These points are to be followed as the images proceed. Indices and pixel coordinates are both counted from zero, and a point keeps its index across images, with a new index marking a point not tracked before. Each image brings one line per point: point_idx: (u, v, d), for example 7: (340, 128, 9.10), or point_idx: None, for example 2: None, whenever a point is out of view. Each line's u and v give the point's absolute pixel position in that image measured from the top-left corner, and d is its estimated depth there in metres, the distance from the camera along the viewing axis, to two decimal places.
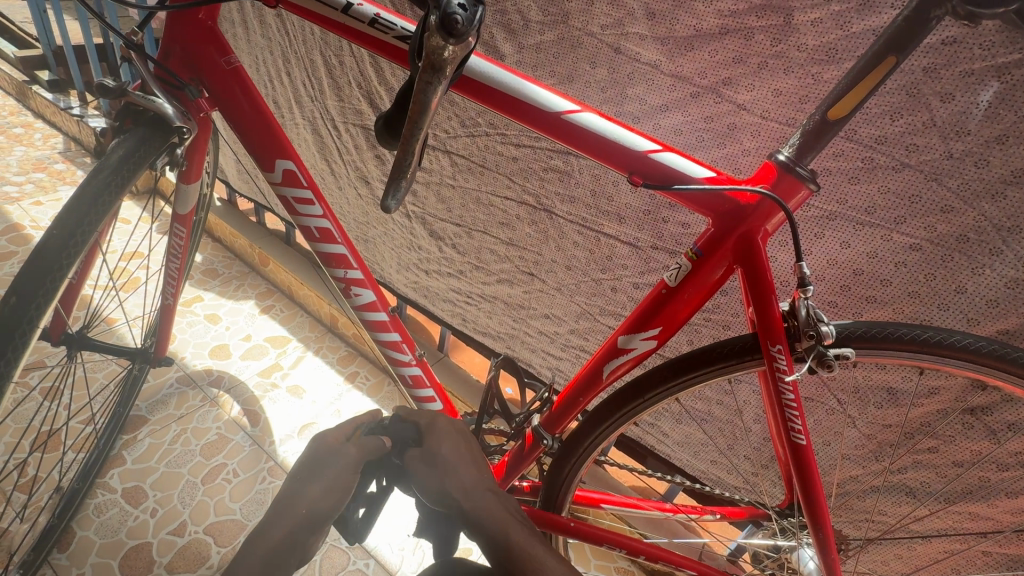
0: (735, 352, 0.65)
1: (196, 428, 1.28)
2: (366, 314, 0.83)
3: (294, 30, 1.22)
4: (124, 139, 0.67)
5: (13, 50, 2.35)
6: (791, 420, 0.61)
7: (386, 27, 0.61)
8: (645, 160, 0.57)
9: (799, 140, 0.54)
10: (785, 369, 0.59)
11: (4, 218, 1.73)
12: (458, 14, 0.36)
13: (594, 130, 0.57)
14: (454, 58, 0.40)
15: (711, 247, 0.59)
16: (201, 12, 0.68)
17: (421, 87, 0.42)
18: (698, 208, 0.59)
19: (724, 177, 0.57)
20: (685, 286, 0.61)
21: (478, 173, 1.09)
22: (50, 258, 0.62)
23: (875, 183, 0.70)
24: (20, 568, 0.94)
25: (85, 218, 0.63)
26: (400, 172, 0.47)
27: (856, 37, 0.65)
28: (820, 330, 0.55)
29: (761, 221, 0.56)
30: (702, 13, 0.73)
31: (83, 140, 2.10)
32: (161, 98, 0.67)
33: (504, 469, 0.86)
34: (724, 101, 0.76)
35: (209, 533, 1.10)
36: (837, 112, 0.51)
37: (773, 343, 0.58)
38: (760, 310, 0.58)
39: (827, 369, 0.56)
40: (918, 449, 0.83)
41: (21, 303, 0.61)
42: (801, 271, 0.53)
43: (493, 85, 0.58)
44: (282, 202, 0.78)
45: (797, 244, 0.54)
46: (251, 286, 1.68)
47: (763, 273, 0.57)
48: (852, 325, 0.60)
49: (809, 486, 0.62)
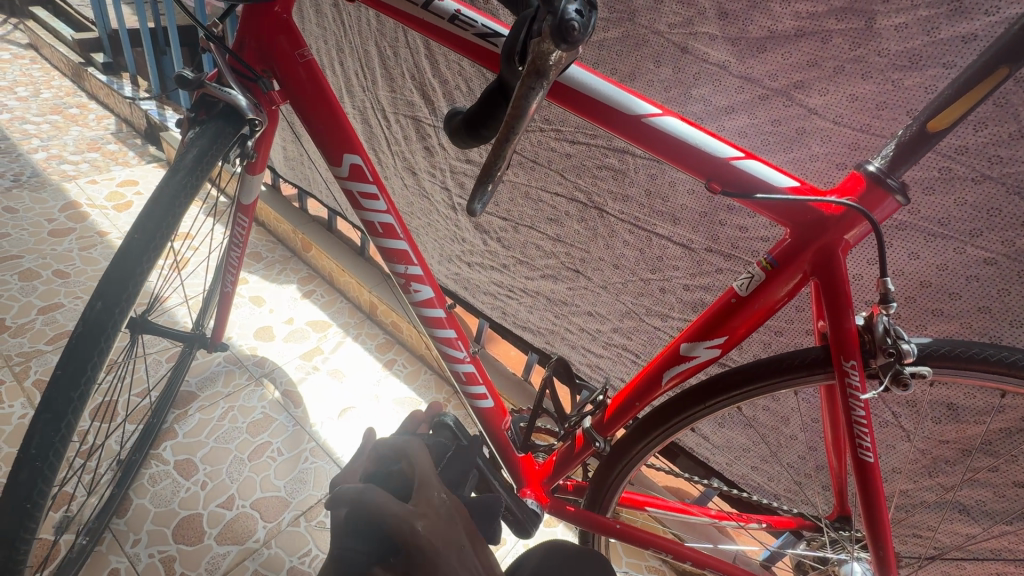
0: (803, 365, 0.65)
1: (242, 406, 1.32)
2: (424, 310, 0.85)
3: (351, 20, 1.24)
4: (199, 133, 0.69)
5: (71, 33, 2.44)
6: (860, 437, 0.61)
7: (467, 24, 0.63)
8: (725, 167, 0.59)
9: (892, 152, 0.55)
10: (858, 386, 0.60)
11: (63, 195, 1.80)
12: (574, 20, 0.37)
13: (675, 134, 0.59)
14: (558, 63, 0.41)
15: (787, 258, 0.60)
16: (276, 5, 0.69)
17: (523, 92, 0.42)
18: (776, 217, 0.60)
19: (807, 187, 0.58)
20: (756, 296, 0.63)
21: (529, 168, 1.09)
22: (132, 262, 0.64)
23: (952, 195, 0.68)
24: (88, 535, 0.99)
25: (160, 224, 0.66)
26: (489, 176, 0.47)
27: (942, 44, 0.63)
28: (900, 347, 0.56)
29: (842, 233, 0.57)
30: (779, 14, 0.72)
31: (134, 122, 2.17)
32: (234, 90, 0.69)
33: (552, 468, 0.89)
34: (795, 105, 0.75)
35: (255, 508, 1.15)
36: (938, 123, 0.52)
37: (847, 357, 0.59)
38: (835, 324, 0.59)
39: (903, 388, 0.58)
40: (976, 467, 0.81)
41: (106, 310, 0.63)
42: (885, 288, 0.54)
43: (584, 91, 0.60)
44: (346, 197, 0.80)
45: (883, 260, 0.55)
46: (293, 270, 1.71)
47: (839, 287, 0.58)
48: (934, 344, 0.60)
49: (873, 504, 0.62)
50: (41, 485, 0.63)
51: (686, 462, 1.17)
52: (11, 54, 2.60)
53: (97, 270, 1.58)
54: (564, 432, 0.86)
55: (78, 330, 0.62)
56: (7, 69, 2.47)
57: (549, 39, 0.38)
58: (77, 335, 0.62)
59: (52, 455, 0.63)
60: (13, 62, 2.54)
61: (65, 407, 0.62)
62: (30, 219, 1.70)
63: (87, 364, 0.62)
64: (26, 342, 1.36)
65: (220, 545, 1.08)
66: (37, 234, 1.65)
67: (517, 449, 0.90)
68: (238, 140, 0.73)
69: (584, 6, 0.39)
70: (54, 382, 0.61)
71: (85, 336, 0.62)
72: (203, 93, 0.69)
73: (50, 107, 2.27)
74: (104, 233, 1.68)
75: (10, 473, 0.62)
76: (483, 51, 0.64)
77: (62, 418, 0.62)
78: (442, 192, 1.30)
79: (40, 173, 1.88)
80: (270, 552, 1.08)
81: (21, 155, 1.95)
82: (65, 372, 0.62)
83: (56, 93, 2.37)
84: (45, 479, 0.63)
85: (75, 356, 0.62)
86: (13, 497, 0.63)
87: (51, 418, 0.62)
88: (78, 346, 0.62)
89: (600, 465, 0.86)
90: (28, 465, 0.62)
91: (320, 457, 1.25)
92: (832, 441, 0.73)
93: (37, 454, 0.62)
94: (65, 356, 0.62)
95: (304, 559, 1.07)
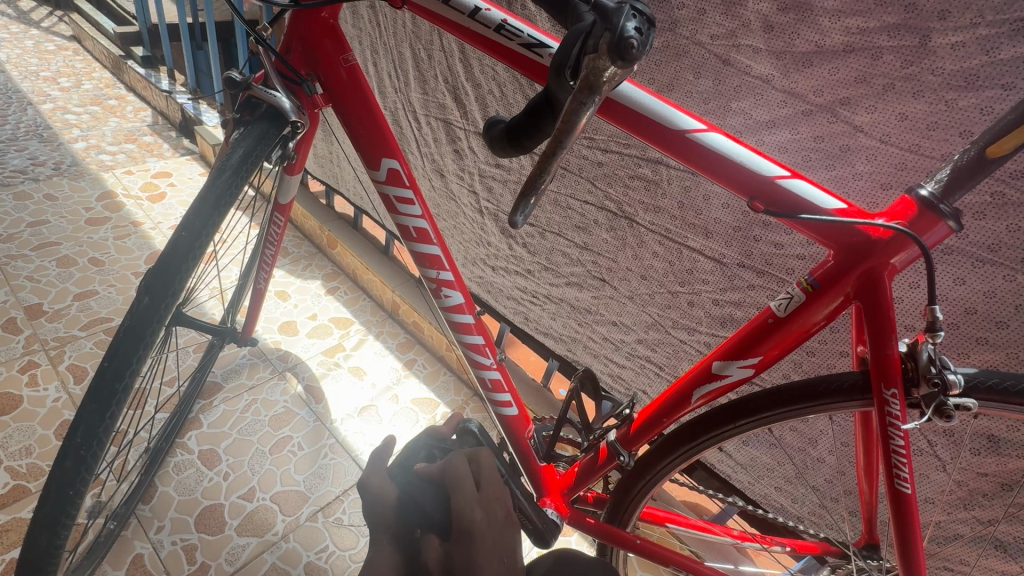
0: (843, 389, 0.63)
1: (265, 399, 1.34)
2: (453, 316, 0.85)
3: (387, 22, 1.25)
4: (244, 134, 0.70)
5: (113, 27, 2.51)
6: (897, 467, 0.59)
7: (513, 34, 0.63)
8: (771, 185, 0.57)
9: (948, 176, 0.53)
10: (898, 415, 0.58)
11: (100, 184, 1.85)
12: (633, 38, 0.38)
13: (719, 150, 0.58)
14: (612, 79, 0.41)
15: (829, 280, 0.58)
16: (323, 11, 0.70)
17: (573, 107, 0.42)
18: (821, 239, 0.58)
19: (855, 210, 0.56)
20: (793, 317, 0.61)
21: (559, 174, 1.09)
22: (177, 262, 0.66)
23: (1003, 221, 0.66)
24: (115, 519, 1.02)
25: (205, 224, 0.67)
26: (533, 190, 0.47)
27: (1002, 65, 0.61)
28: (945, 378, 0.54)
29: (889, 256, 0.55)
30: (827, 28, 0.70)
31: (170, 115, 2.22)
32: (278, 92, 0.69)
33: (573, 478, 0.88)
34: (840, 122, 0.73)
35: (276, 501, 1.16)
36: (997, 149, 0.50)
37: (888, 385, 0.57)
38: (878, 352, 0.57)
39: (946, 419, 0.55)
40: (1016, 502, 0.78)
41: (152, 306, 0.65)
42: (932, 315, 0.52)
43: (632, 105, 0.60)
44: (382, 200, 0.81)
45: (931, 286, 0.53)
46: (318, 266, 1.73)
47: (884, 314, 0.56)
48: (980, 374, 0.58)
49: (908, 537, 0.60)
50: (83, 473, 0.66)
51: (706, 477, 1.15)
52: (56, 45, 2.68)
53: (130, 259, 1.62)
54: (587, 443, 0.85)
55: (127, 321, 0.64)
56: (52, 60, 2.55)
57: (607, 56, 0.39)
58: (124, 329, 0.64)
59: (95, 446, 0.66)
60: (58, 53, 2.62)
61: (110, 399, 0.64)
62: (69, 207, 1.75)
63: (132, 359, 0.64)
64: (62, 327, 1.40)
65: (240, 536, 1.10)
66: (75, 222, 1.70)
67: (539, 458, 0.90)
68: (280, 141, 0.74)
69: (643, 24, 0.39)
70: (100, 374, 0.64)
71: (132, 332, 0.64)
72: (250, 94, 0.71)
73: (90, 98, 2.33)
74: (138, 223, 1.73)
75: (58, 460, 0.66)
76: (527, 61, 0.64)
77: (107, 409, 0.65)
78: (469, 195, 1.31)
79: (79, 162, 1.94)
80: (288, 546, 1.10)
81: (63, 144, 2.02)
82: (112, 364, 0.64)
83: (97, 84, 2.44)
84: (87, 468, 0.66)
85: (120, 350, 0.64)
86: (59, 483, 0.66)
87: (97, 409, 0.64)
88: (124, 342, 0.64)
89: (622, 480, 0.85)
90: (73, 454, 0.65)
91: (340, 455, 1.26)
92: (864, 466, 0.71)
93: (81, 444, 0.65)
94: (112, 350, 0.64)
95: (321, 555, 1.09)
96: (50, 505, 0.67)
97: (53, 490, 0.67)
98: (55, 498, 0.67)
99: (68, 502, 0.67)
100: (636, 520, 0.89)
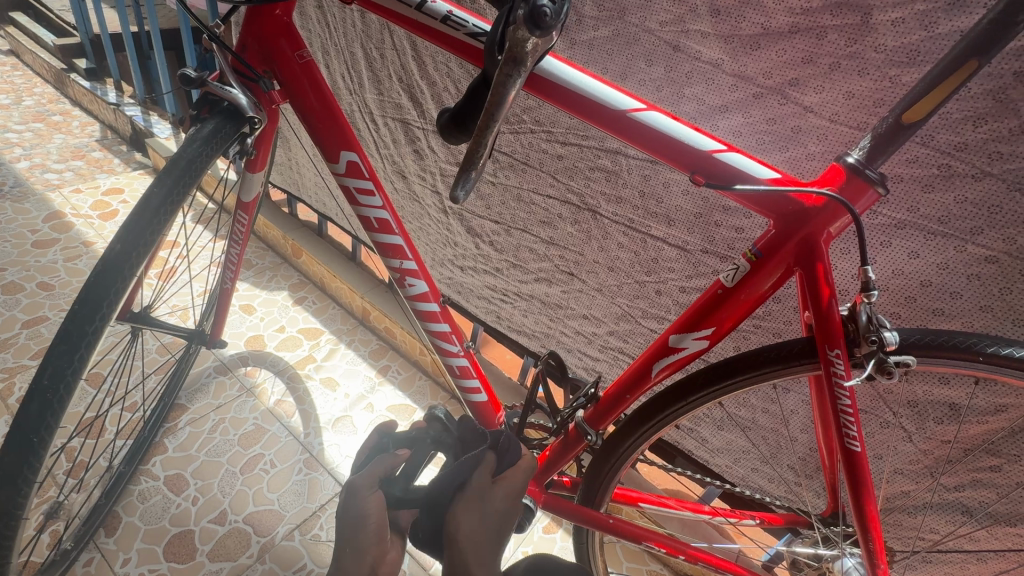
0: (782, 356, 0.66)
1: (234, 418, 1.30)
2: (417, 306, 0.83)
3: (335, 21, 1.21)
4: (199, 129, 0.69)
5: (52, 39, 2.41)
6: (846, 426, 0.61)
7: (458, 24, 0.61)
8: (709, 160, 0.58)
9: (870, 144, 0.55)
10: (843, 374, 0.59)
11: (46, 205, 1.77)
12: (546, 7, 0.40)
13: (657, 128, 0.59)
14: (534, 50, 0.42)
15: (771, 249, 0.60)
16: (277, 8, 0.68)
17: (501, 80, 0.43)
18: (762, 209, 0.60)
19: (788, 179, 0.58)
20: (741, 287, 0.62)
21: (521, 170, 1.07)
22: (152, 211, 0.64)
23: (952, 193, 0.67)
24: (73, 539, 0.98)
25: (180, 182, 0.66)
26: (472, 164, 0.47)
27: (941, 39, 0.62)
28: (882, 336, 0.56)
29: (827, 223, 0.57)
30: (772, 10, 0.70)
31: (119, 128, 2.12)
32: (235, 89, 0.69)
33: (544, 463, 0.88)
34: (790, 103, 0.73)
35: (249, 522, 1.12)
36: (913, 115, 0.51)
37: (831, 347, 0.59)
38: (820, 315, 0.59)
39: (888, 375, 0.57)
40: (977, 467, 0.80)
41: (125, 252, 0.63)
42: (865, 276, 0.53)
43: (563, 82, 0.60)
44: (341, 193, 0.77)
45: (863, 248, 0.54)
46: (284, 277, 1.68)
47: (823, 278, 0.58)
48: (909, 333, 0.60)
49: (861, 495, 0.62)
50: (15, 506, 0.63)
51: (682, 462, 1.16)
52: None
53: (82, 281, 1.54)
54: (556, 426, 0.84)
55: (98, 269, 0.62)
56: None
57: (524, 27, 0.40)
58: (96, 275, 0.62)
59: (63, 389, 0.61)
60: None
61: (81, 339, 0.61)
62: (13, 230, 1.67)
63: (103, 302, 0.61)
64: (10, 357, 1.34)
65: (214, 561, 1.06)
66: (20, 245, 1.62)
67: None
68: (239, 138, 0.73)
69: None
70: (71, 316, 0.61)
71: (104, 275, 0.62)
72: (206, 91, 0.69)
73: (32, 115, 2.22)
74: (89, 243, 1.65)
75: (21, 403, 0.61)
76: (471, 50, 0.62)
77: (76, 352, 0.61)
78: (433, 195, 1.28)
79: (23, 183, 1.84)
80: (265, 566, 1.06)
81: (4, 164, 1.91)
82: (83, 306, 0.61)
83: (39, 100, 2.32)
84: (53, 415, 0.62)
85: (92, 292, 0.61)
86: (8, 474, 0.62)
87: (67, 350, 0.61)
88: (100, 281, 0.62)
89: (593, 461, 0.85)
90: (38, 399, 0.61)
91: (315, 469, 1.22)
92: (823, 436, 0.73)
93: (48, 387, 0.61)
94: (82, 294, 0.61)
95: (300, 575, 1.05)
96: (11, 455, 0.61)
97: (13, 442, 0.61)
98: (15, 450, 0.61)
99: (15, 497, 0.63)
100: (609, 501, 0.89)
